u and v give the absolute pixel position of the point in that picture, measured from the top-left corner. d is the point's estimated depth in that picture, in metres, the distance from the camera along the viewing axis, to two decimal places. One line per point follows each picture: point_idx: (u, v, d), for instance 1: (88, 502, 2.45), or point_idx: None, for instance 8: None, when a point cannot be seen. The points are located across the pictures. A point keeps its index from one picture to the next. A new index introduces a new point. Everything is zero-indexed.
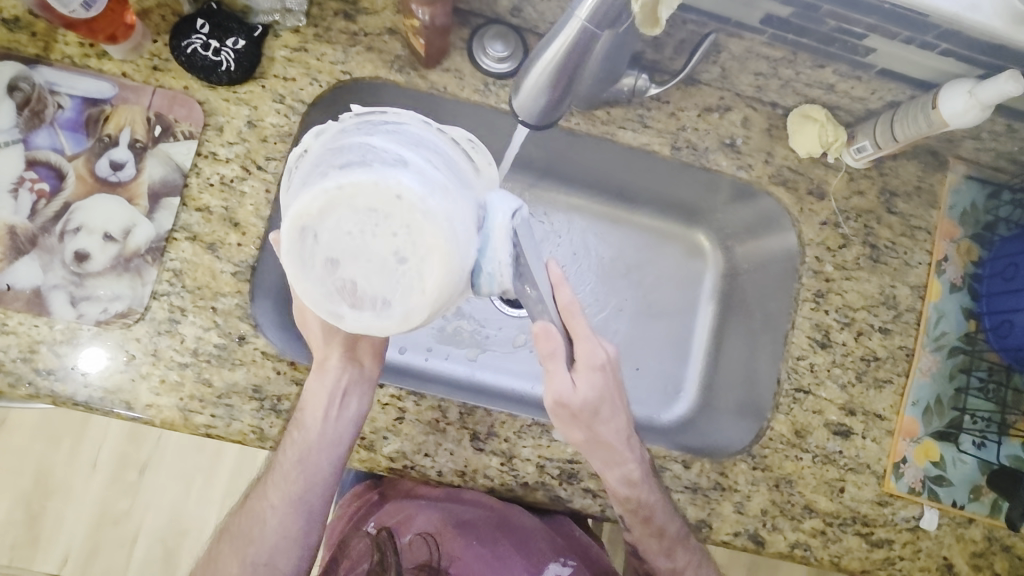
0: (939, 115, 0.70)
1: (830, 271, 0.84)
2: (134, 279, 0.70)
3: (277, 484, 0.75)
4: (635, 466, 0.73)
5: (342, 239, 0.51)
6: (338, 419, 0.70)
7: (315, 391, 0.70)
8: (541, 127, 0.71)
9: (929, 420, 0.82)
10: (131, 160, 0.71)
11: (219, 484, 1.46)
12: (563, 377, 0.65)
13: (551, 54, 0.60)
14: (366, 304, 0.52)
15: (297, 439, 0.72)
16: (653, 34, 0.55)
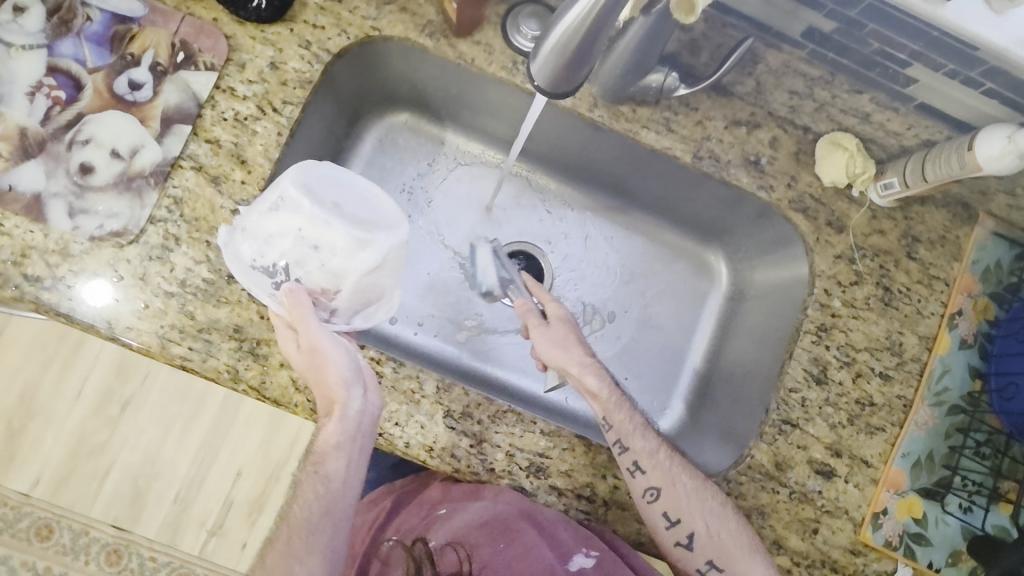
0: (973, 158, 0.68)
1: (838, 306, 0.82)
2: (133, 200, 0.69)
3: (304, 536, 0.72)
4: (594, 381, 0.78)
5: (321, 188, 0.70)
6: (355, 461, 0.71)
7: (332, 439, 0.70)
8: (564, 96, 0.61)
9: (916, 475, 0.79)
10: (150, 82, 0.71)
11: (197, 433, 1.47)
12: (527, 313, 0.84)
13: (576, 13, 0.54)
14: (374, 227, 0.72)
15: (320, 490, 0.73)
16: (687, 21, 0.53)
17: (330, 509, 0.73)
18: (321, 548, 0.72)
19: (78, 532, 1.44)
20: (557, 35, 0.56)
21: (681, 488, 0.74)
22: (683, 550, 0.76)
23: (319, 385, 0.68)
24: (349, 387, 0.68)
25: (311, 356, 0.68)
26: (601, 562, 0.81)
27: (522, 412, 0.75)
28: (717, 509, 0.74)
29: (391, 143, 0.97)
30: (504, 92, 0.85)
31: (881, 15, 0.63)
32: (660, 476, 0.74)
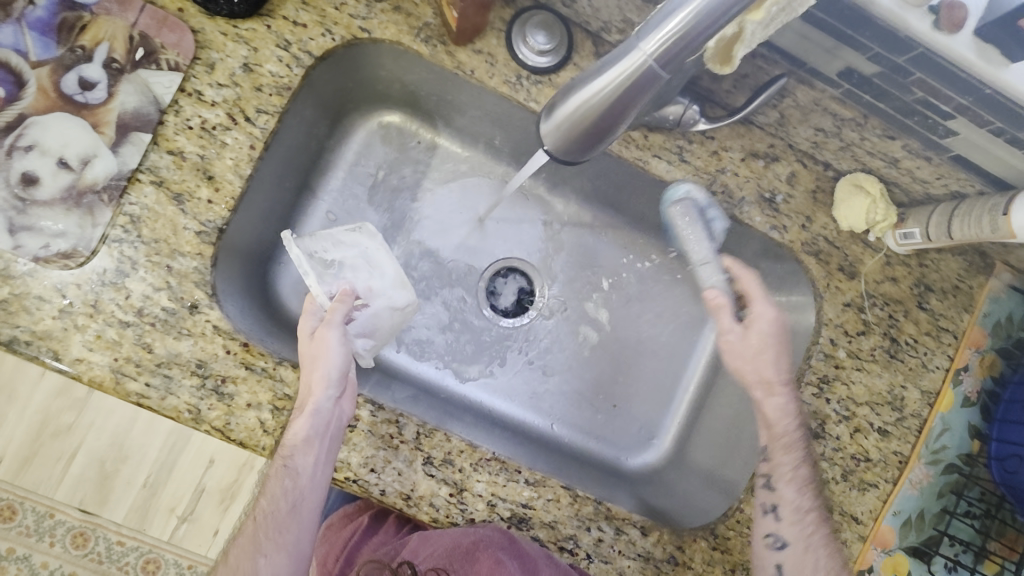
0: (1007, 223, 0.63)
1: (842, 357, 0.78)
2: (84, 217, 0.62)
3: (269, 530, 0.63)
4: (786, 400, 0.73)
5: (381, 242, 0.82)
6: (323, 460, 0.63)
7: (300, 435, 0.62)
8: (569, 163, 0.60)
9: (905, 534, 0.76)
10: (104, 81, 0.62)
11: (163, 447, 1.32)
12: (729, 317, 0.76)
13: (600, 84, 0.51)
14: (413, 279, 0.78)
15: (287, 485, 0.63)
16: (722, 73, 0.52)
17: (296, 508, 0.64)
18: (288, 545, 0.63)
19: (42, 515, 1.42)
20: (578, 102, 0.53)
21: (814, 559, 0.69)
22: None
23: (307, 377, 0.64)
24: (330, 385, 0.64)
25: (316, 345, 0.65)
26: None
27: (506, 460, 0.71)
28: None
29: (378, 145, 0.89)
30: (505, 104, 0.78)
31: (930, 65, 0.56)
32: (796, 534, 0.70)
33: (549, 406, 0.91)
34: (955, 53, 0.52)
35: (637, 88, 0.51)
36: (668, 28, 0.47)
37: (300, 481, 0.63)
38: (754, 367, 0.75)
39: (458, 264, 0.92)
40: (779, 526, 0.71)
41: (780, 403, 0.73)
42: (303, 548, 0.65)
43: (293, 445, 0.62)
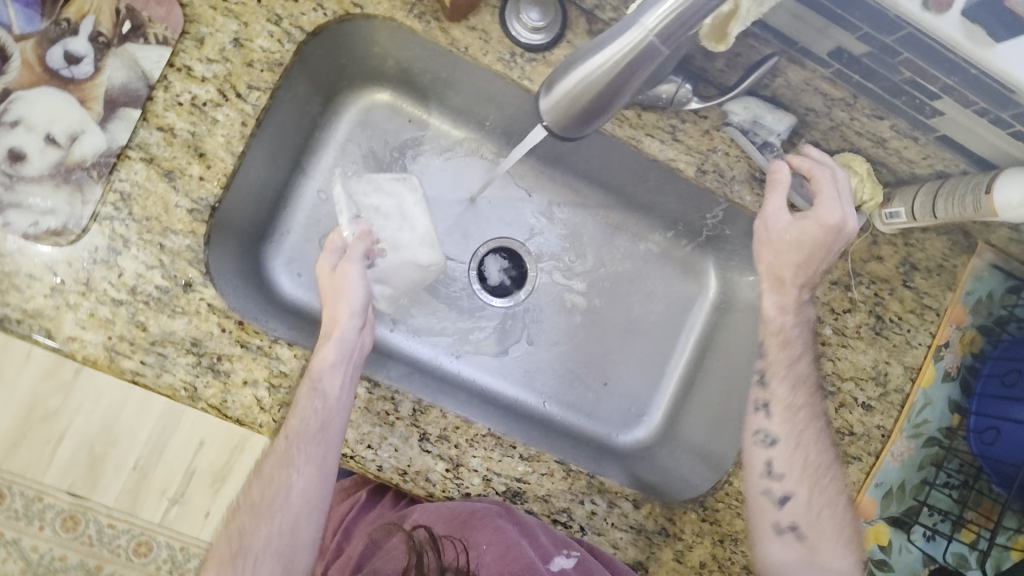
0: (990, 202, 0.64)
1: (829, 334, 0.80)
2: (73, 194, 0.61)
3: (301, 445, 0.64)
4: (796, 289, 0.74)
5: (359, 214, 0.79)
6: (348, 386, 0.66)
7: (327, 361, 0.65)
8: (565, 142, 0.60)
9: (887, 505, 0.79)
10: (91, 56, 0.62)
11: None
12: (779, 200, 0.71)
13: (600, 59, 0.52)
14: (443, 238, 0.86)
15: (317, 406, 0.63)
16: (715, 51, 0.54)
17: (325, 428, 0.63)
18: (318, 460, 0.64)
19: (32, 498, 1.41)
20: (575, 78, 0.54)
21: (803, 455, 0.74)
22: (768, 504, 0.74)
23: (335, 306, 0.69)
24: (353, 316, 0.69)
25: (340, 279, 0.71)
26: (584, 565, 0.70)
27: (501, 436, 0.72)
28: (830, 492, 0.73)
29: (371, 123, 0.89)
30: (498, 81, 0.77)
31: (918, 45, 0.57)
32: (787, 429, 0.74)
33: (542, 383, 0.93)
34: (942, 34, 0.53)
35: (637, 64, 0.51)
36: (669, 4, 0.48)
37: (329, 401, 0.64)
38: (777, 262, 0.74)
39: (453, 244, 0.92)
40: (769, 423, 0.75)
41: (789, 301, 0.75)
42: (332, 465, 0.65)
43: (321, 368, 0.65)
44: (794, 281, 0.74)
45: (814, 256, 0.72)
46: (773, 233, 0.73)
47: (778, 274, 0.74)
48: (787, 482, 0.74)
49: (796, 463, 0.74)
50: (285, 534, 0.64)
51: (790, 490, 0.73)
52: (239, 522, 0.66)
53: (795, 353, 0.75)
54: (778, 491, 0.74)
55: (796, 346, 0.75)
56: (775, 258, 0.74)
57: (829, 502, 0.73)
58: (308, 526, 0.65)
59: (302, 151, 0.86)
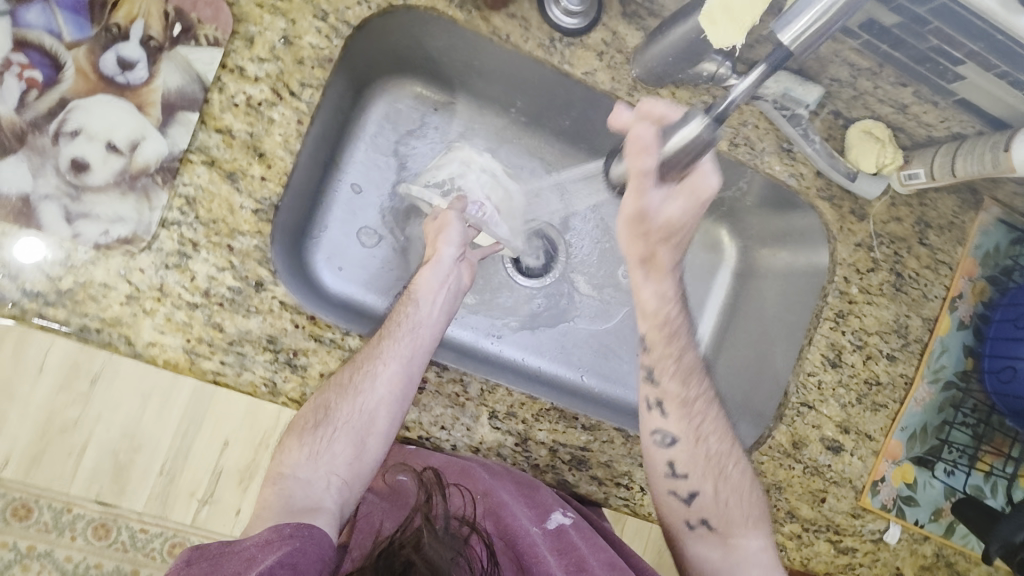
0: (1008, 158, 0.69)
1: (855, 293, 0.85)
2: (140, 201, 0.62)
3: (391, 341, 0.70)
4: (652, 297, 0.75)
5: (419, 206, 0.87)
6: (441, 304, 0.78)
7: (426, 281, 0.77)
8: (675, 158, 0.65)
9: (911, 446, 0.87)
10: (144, 60, 0.61)
11: None
12: (653, 189, 0.67)
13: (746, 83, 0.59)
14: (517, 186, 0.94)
15: (408, 312, 0.75)
16: None
17: (416, 330, 0.73)
18: (404, 358, 0.70)
19: (61, 510, 1.43)
20: (820, 18, 0.54)
21: (702, 449, 0.75)
22: (676, 503, 0.75)
23: (437, 239, 0.82)
24: (450, 245, 0.81)
25: (438, 221, 0.83)
26: (581, 524, 0.70)
27: (563, 409, 0.76)
28: (735, 479, 0.74)
29: (398, 115, 0.90)
30: (532, 67, 0.80)
31: (947, 14, 0.61)
32: (684, 429, 0.75)
33: (577, 358, 0.97)
34: None
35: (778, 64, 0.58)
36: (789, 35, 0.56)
37: (420, 310, 0.75)
38: (652, 244, 0.71)
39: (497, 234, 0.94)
40: (665, 423, 0.75)
41: (663, 291, 0.75)
42: (415, 368, 0.70)
43: (420, 288, 0.77)
44: (668, 264, 0.73)
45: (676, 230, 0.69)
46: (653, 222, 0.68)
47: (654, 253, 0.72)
48: (692, 479, 0.75)
49: (697, 460, 0.75)
50: (364, 417, 0.68)
51: (695, 487, 0.74)
52: (323, 396, 0.67)
53: (679, 348, 0.77)
54: (684, 491, 0.74)
55: (681, 339, 0.77)
56: (633, 244, 0.71)
57: (734, 487, 0.74)
58: (385, 417, 0.68)
59: (336, 145, 0.86)
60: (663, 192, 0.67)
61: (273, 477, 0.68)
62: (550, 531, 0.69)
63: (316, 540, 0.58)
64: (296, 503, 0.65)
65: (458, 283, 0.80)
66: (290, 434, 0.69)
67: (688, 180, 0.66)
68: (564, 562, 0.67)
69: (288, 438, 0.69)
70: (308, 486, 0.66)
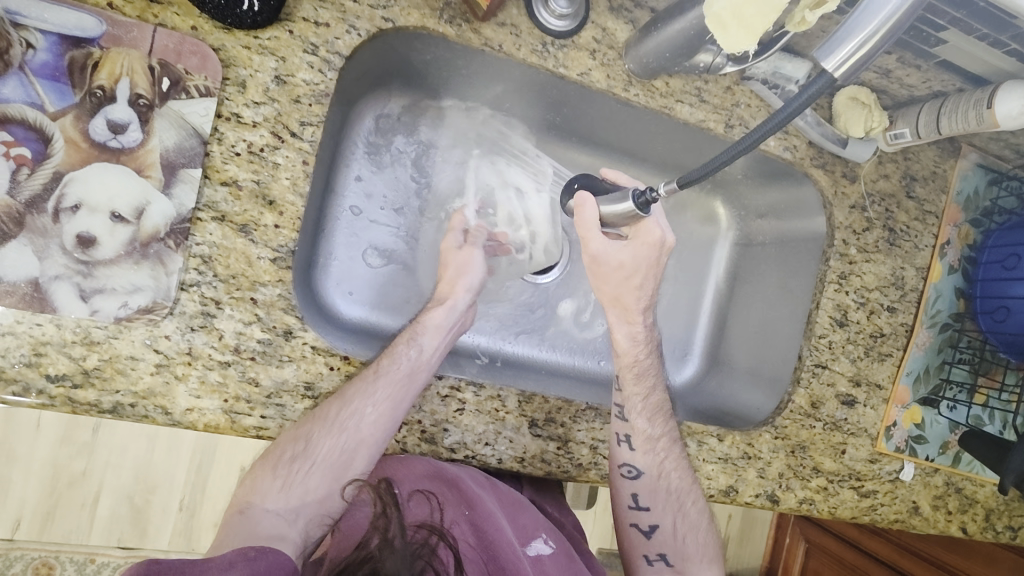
0: (992, 115, 0.72)
1: (854, 254, 0.89)
2: (155, 267, 0.60)
3: (385, 379, 0.67)
4: (641, 328, 0.82)
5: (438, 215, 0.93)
6: (441, 348, 0.75)
7: (438, 319, 0.77)
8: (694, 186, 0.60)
9: (917, 388, 0.93)
10: (136, 121, 0.59)
11: (184, 453, 1.48)
12: (602, 239, 0.75)
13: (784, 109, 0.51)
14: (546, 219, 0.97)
15: (410, 352, 0.72)
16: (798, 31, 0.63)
17: (414, 373, 0.69)
18: (395, 401, 0.67)
19: (83, 562, 1.44)
20: (861, 47, 0.49)
21: (664, 483, 0.79)
22: (639, 536, 0.81)
23: (455, 280, 0.84)
24: (467, 291, 0.83)
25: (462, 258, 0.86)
26: (558, 555, 0.73)
27: (598, 406, 0.78)
28: (693, 516, 0.79)
29: (389, 130, 0.89)
30: (520, 71, 0.79)
31: None
32: (650, 463, 0.77)
33: (590, 348, 0.99)
34: None
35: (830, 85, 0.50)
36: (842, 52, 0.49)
37: (422, 353, 0.72)
38: (616, 289, 0.79)
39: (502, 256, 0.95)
40: (633, 457, 0.77)
41: (634, 333, 0.82)
42: (402, 413, 0.68)
43: (427, 326, 0.76)
44: (637, 305, 0.80)
45: (630, 272, 0.76)
46: (607, 268, 0.77)
47: (618, 296, 0.79)
48: (653, 512, 0.80)
49: (659, 494, 0.79)
50: (343, 454, 0.66)
51: (656, 520, 0.79)
52: (305, 427, 0.64)
53: (648, 386, 0.81)
54: (646, 523, 0.80)
55: (647, 378, 0.82)
56: (601, 286, 0.80)
57: (691, 523, 0.80)
58: (363, 458, 0.67)
59: (331, 170, 0.84)
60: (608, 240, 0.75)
61: (238, 503, 0.64)
62: (530, 557, 0.71)
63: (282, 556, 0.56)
64: (260, 532, 0.61)
65: (461, 323, 0.81)
66: (262, 462, 0.66)
67: (640, 230, 0.74)
68: None
69: (258, 465, 0.65)
70: (279, 514, 0.63)
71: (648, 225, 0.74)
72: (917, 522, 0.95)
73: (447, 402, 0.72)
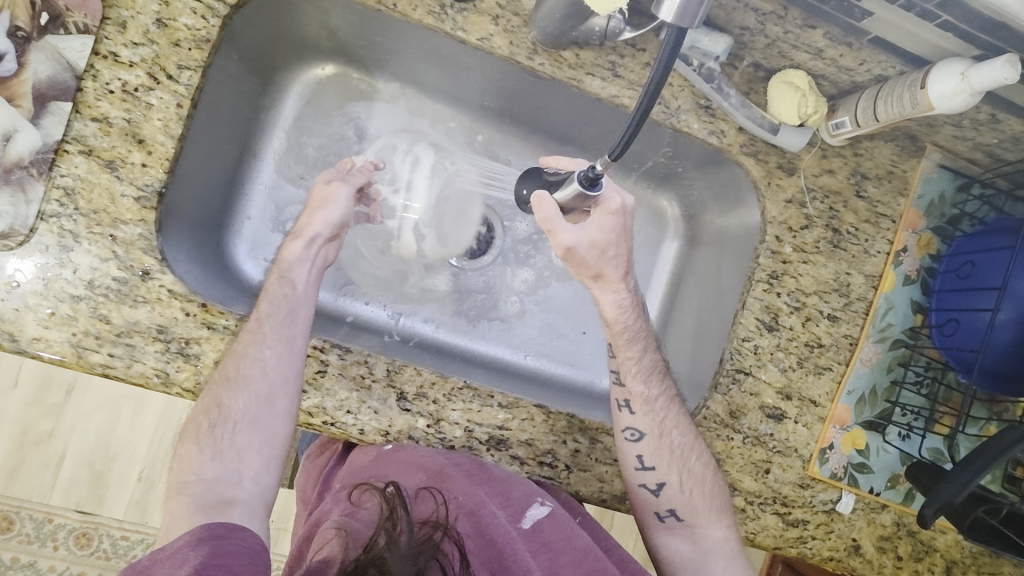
0: (926, 96, 0.65)
1: (789, 253, 0.82)
2: (16, 194, 0.61)
3: (272, 324, 0.67)
4: (627, 295, 0.76)
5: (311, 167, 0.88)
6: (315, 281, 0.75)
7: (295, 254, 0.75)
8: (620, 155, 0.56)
9: (861, 410, 0.82)
10: (13, 52, 0.61)
11: (147, 424, 1.50)
12: (569, 228, 0.69)
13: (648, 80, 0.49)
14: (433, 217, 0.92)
15: (286, 291, 0.72)
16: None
17: (294, 310, 0.70)
18: (287, 339, 0.67)
19: (42, 521, 1.47)
20: None
21: (668, 441, 0.75)
22: (647, 495, 0.76)
23: (314, 212, 0.78)
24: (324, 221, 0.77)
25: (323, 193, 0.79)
26: (556, 514, 0.68)
27: (477, 387, 0.74)
28: (699, 471, 0.75)
29: (315, 100, 0.87)
30: (421, 37, 0.77)
31: None
32: (650, 423, 0.76)
33: (520, 337, 0.94)
34: None
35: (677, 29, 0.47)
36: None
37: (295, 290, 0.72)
38: (595, 266, 0.73)
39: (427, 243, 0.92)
40: (633, 420, 0.76)
41: (620, 299, 0.75)
42: (300, 343, 0.68)
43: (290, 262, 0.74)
44: (617, 277, 0.74)
45: (607, 245, 0.71)
46: (582, 251, 0.71)
47: (598, 272, 0.74)
48: (659, 471, 0.75)
49: (663, 452, 0.75)
50: (262, 404, 0.64)
51: (662, 477, 0.75)
52: (215, 393, 0.64)
53: (639, 350, 0.78)
54: (652, 481, 0.75)
55: (637, 343, 0.78)
56: (578, 269, 0.74)
57: (698, 479, 0.75)
58: (284, 399, 0.65)
59: (247, 135, 0.83)
60: (576, 224, 0.70)
61: (172, 486, 0.61)
62: (527, 530, 0.66)
63: (247, 543, 0.57)
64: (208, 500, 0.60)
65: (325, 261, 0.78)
66: (185, 443, 0.64)
67: (602, 207, 0.69)
68: (541, 561, 0.64)
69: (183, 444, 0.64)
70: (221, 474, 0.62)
71: (606, 196, 0.69)
72: (858, 564, 0.83)
73: (309, 363, 0.70)
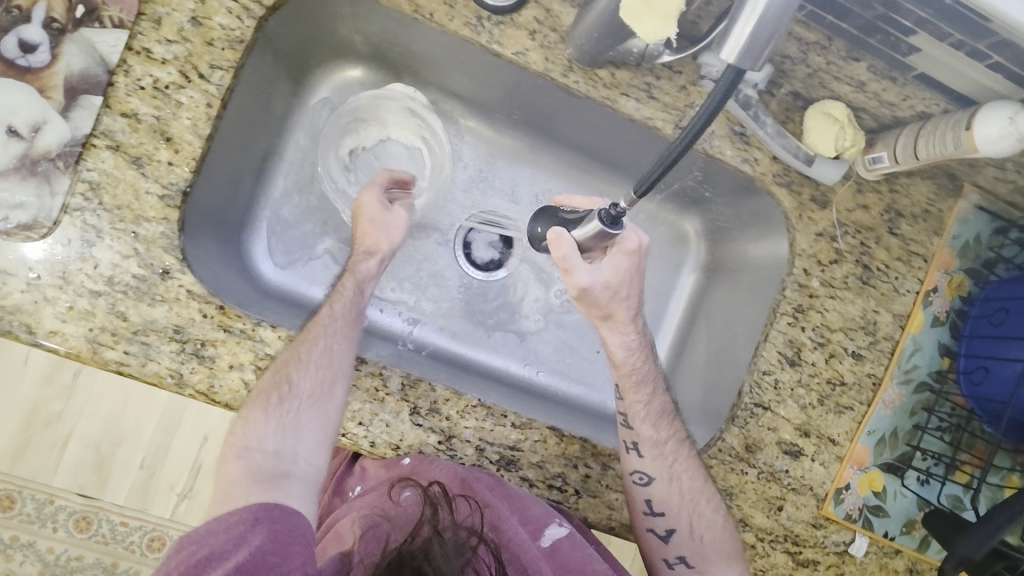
0: (969, 138, 0.64)
1: (816, 287, 0.80)
2: (41, 185, 0.60)
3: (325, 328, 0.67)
4: (636, 336, 0.74)
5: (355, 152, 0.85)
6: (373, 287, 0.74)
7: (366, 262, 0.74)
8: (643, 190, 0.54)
9: (880, 451, 0.80)
10: (46, 43, 0.60)
11: (154, 411, 1.50)
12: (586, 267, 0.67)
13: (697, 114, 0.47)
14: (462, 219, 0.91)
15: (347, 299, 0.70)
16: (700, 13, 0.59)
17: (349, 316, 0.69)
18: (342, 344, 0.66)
19: (43, 502, 1.47)
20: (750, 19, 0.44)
21: (677, 487, 0.74)
22: (655, 540, 0.75)
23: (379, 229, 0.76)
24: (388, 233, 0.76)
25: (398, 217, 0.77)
26: (574, 534, 0.68)
27: (490, 405, 0.73)
28: (709, 517, 0.73)
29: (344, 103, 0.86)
30: (453, 47, 0.76)
31: None
32: (659, 468, 0.74)
33: (534, 352, 0.92)
34: None
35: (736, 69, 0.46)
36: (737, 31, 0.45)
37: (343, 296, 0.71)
38: (606, 304, 0.71)
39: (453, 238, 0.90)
40: (642, 463, 0.74)
41: (627, 340, 0.74)
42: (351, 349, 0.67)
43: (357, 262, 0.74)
44: (627, 317, 0.73)
45: (620, 286, 0.70)
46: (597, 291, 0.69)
47: (609, 311, 0.72)
48: (668, 517, 0.74)
49: (673, 498, 0.74)
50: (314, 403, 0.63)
51: (672, 524, 0.74)
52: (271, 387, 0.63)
53: (649, 392, 0.76)
54: (661, 527, 0.74)
55: (649, 384, 0.76)
56: (588, 308, 0.72)
57: (708, 525, 0.74)
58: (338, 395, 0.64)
59: (275, 134, 0.82)
60: (591, 264, 0.68)
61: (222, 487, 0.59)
62: (546, 549, 0.66)
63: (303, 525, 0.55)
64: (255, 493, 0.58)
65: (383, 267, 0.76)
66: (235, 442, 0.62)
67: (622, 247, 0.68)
68: None
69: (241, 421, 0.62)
70: (274, 459, 0.60)
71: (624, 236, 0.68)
72: None
73: None
